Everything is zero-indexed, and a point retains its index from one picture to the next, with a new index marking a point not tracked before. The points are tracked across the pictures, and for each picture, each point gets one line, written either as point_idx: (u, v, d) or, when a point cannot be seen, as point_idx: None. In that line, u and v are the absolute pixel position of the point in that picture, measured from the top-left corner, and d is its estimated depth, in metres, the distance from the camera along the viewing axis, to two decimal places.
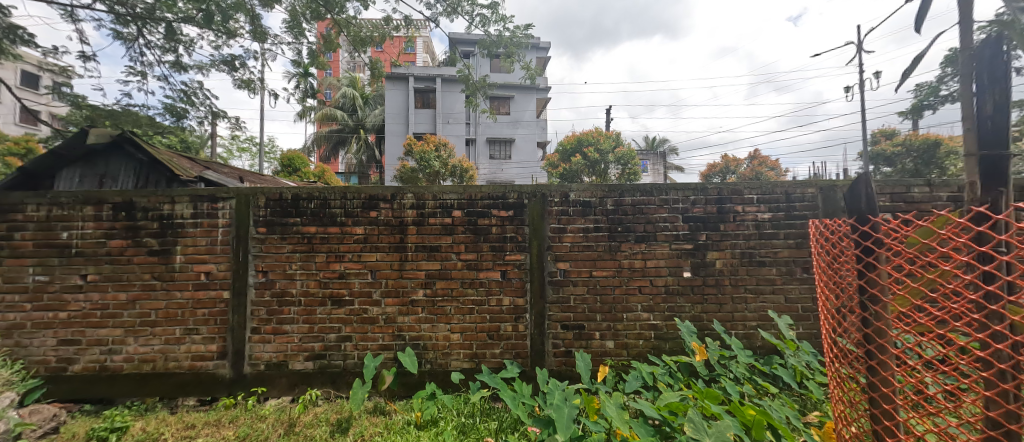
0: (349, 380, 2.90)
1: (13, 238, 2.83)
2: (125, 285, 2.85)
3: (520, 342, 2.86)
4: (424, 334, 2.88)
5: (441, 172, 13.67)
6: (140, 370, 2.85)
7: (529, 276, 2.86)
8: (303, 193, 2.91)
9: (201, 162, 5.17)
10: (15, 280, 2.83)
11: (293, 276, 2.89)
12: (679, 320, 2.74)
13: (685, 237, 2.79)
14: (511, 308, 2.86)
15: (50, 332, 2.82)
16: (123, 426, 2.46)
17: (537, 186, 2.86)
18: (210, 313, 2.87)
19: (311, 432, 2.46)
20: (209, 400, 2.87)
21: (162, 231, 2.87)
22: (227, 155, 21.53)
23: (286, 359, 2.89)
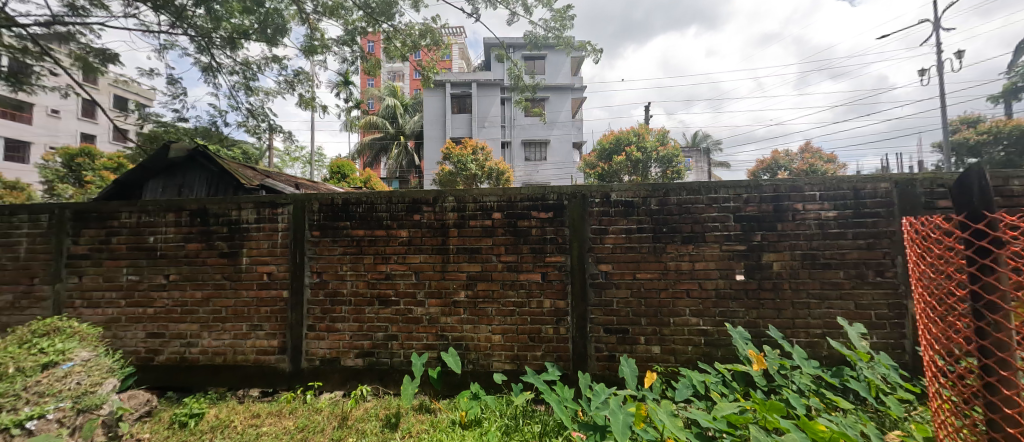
0: (395, 377, 3.01)
1: (111, 242, 3.22)
2: (201, 284, 3.15)
3: (561, 345, 2.83)
4: (466, 334, 2.93)
5: (479, 175, 13.86)
6: (213, 362, 3.13)
7: (570, 278, 2.82)
8: (353, 198, 3.07)
9: (261, 171, 5.62)
10: (113, 279, 3.21)
11: (344, 277, 3.06)
12: (731, 325, 2.60)
13: (737, 238, 2.63)
14: (552, 310, 2.84)
15: (141, 326, 3.17)
16: (200, 413, 2.71)
17: (577, 187, 2.81)
18: (272, 311, 3.10)
19: (363, 426, 2.59)
20: (271, 392, 3.09)
21: (231, 235, 3.14)
22: (282, 164, 23.32)
23: (339, 355, 3.05)
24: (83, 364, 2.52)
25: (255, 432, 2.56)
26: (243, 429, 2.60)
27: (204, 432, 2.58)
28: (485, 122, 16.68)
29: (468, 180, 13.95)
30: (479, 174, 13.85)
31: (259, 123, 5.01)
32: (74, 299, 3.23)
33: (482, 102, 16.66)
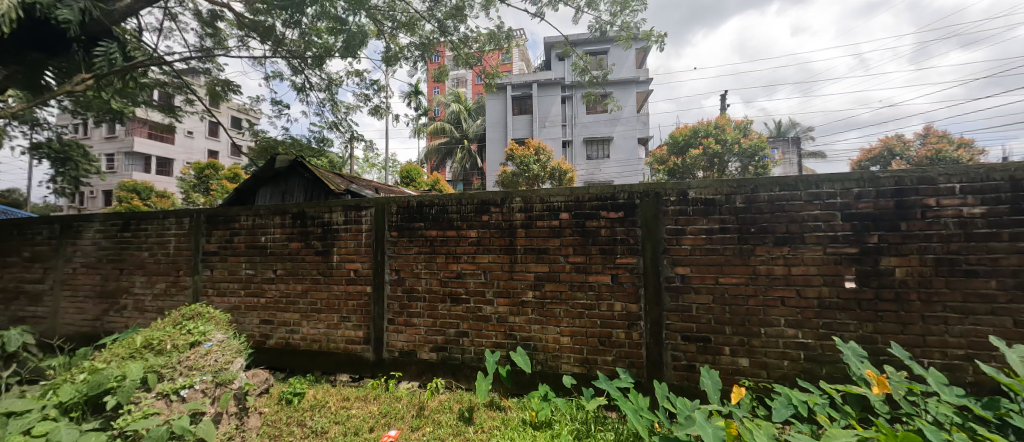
0: (467, 372, 3.11)
1: (233, 241, 3.79)
2: (301, 278, 3.55)
3: (633, 351, 2.70)
4: (534, 335, 2.93)
5: (541, 175, 13.86)
6: (311, 347, 3.51)
7: (643, 281, 2.68)
8: (427, 201, 3.24)
9: (347, 177, 6.20)
10: (234, 272, 3.76)
11: (420, 275, 3.24)
12: (840, 340, 2.26)
13: (847, 239, 2.29)
14: (624, 314, 2.72)
15: (256, 313, 3.68)
16: (302, 393, 3.06)
17: (650, 184, 2.66)
18: (358, 304, 3.39)
19: (439, 418, 2.71)
20: (358, 378, 3.38)
21: (324, 235, 3.50)
22: (361, 171, 25.57)
23: (416, 348, 3.24)
24: (219, 344, 2.97)
25: (346, 414, 2.82)
26: (336, 410, 2.88)
27: (306, 410, 2.91)
28: (545, 122, 16.57)
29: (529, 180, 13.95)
30: (540, 175, 13.86)
31: (343, 133, 5.55)
32: (207, 288, 3.85)
33: (543, 102, 16.57)
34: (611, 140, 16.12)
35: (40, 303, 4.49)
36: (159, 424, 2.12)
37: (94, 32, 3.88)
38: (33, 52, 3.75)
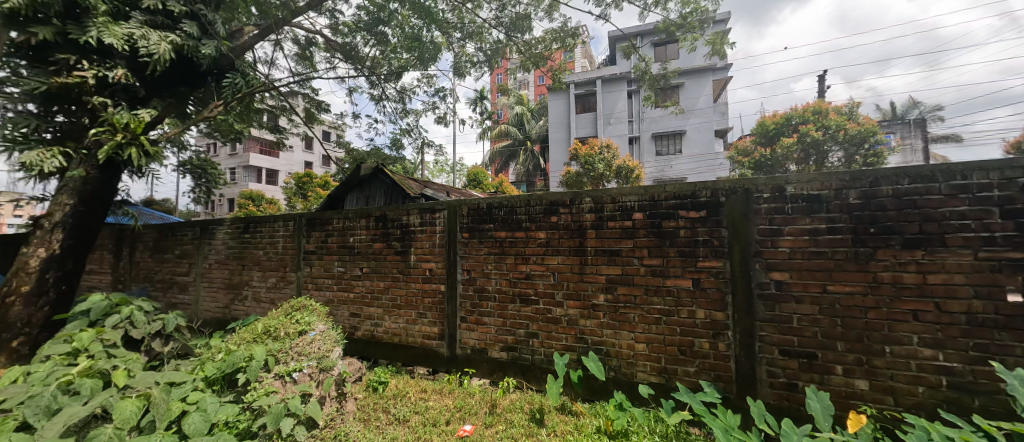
0: (538, 374, 3.09)
1: (327, 241, 4.21)
2: (383, 276, 3.82)
3: (720, 363, 2.45)
4: (606, 339, 2.81)
5: (606, 174, 13.32)
6: (392, 340, 3.77)
7: (730, 286, 2.42)
8: (496, 202, 3.28)
9: (421, 181, 6.60)
10: (328, 269, 4.18)
11: (490, 275, 3.29)
12: (1000, 366, 1.82)
13: (1011, 242, 1.84)
14: (708, 322, 2.48)
15: (346, 307, 4.05)
16: (386, 382, 3.29)
17: (738, 180, 2.40)
18: (433, 302, 3.56)
19: (511, 417, 2.72)
20: (433, 372, 3.55)
21: (403, 236, 3.73)
22: (432, 175, 27.02)
23: (487, 346, 3.30)
24: (321, 334, 3.32)
25: (425, 405, 2.97)
26: (416, 401, 3.04)
27: (391, 398, 3.11)
28: (611, 119, 15.95)
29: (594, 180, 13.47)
30: (605, 173, 13.32)
31: (416, 140, 5.90)
32: (306, 283, 4.34)
33: (608, 99, 15.99)
34: (683, 134, 14.95)
35: (185, 292, 5.44)
36: (277, 402, 2.41)
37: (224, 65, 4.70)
38: (179, 86, 4.52)
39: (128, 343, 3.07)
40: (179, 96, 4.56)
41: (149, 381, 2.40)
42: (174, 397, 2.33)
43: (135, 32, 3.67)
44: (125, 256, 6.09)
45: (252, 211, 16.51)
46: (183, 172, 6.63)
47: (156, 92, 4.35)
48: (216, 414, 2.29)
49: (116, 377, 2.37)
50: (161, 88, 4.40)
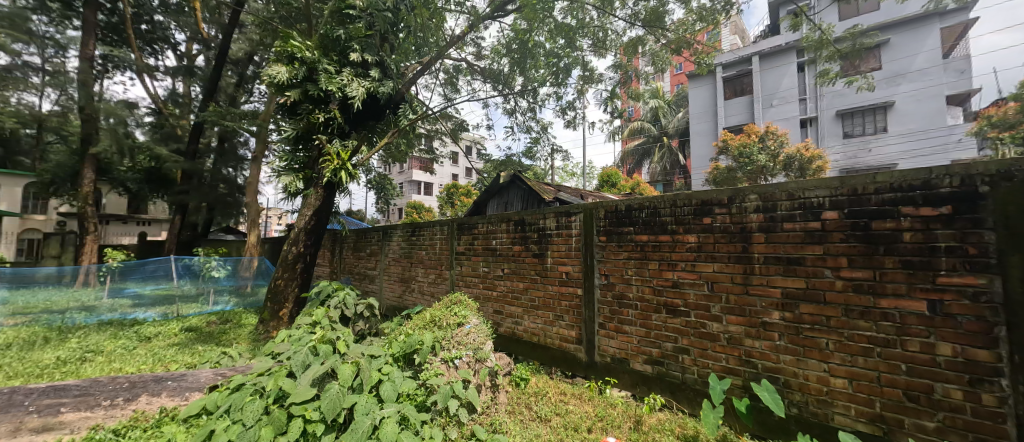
0: (691, 396, 2.67)
1: (473, 244, 4.64)
2: (523, 276, 3.99)
3: (985, 425, 1.68)
4: (784, 367, 2.24)
5: (769, 165, 11.04)
6: (532, 339, 3.89)
7: (1006, 316, 1.63)
8: (636, 203, 3.01)
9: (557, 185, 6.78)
10: (474, 269, 4.60)
11: (630, 281, 3.04)
12: None
13: None
14: (959, 362, 1.73)
15: (490, 304, 4.38)
16: (527, 378, 3.38)
17: (1010, 158, 1.61)
18: (571, 305, 3.51)
19: (658, 437, 2.42)
20: (572, 376, 3.50)
21: (540, 239, 3.82)
22: (561, 179, 27.42)
23: (628, 357, 3.06)
24: (476, 327, 3.55)
25: (565, 407, 2.92)
26: (556, 401, 3.04)
27: (530, 394, 3.22)
28: (774, 100, 13.15)
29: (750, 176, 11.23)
30: (767, 163, 11.05)
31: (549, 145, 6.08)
32: (458, 280, 4.83)
33: (768, 79, 13.28)
34: (891, 107, 11.31)
35: (373, 282, 6.68)
36: (444, 384, 2.68)
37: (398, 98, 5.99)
38: (369, 121, 5.94)
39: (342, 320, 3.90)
40: (370, 129, 5.95)
41: (358, 351, 2.87)
42: (373, 368, 2.71)
43: (341, 83, 5.09)
44: (335, 253, 7.89)
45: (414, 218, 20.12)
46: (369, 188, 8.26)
47: (356, 128, 5.78)
48: (401, 386, 2.59)
49: (338, 346, 2.91)
50: (359, 124, 5.84)
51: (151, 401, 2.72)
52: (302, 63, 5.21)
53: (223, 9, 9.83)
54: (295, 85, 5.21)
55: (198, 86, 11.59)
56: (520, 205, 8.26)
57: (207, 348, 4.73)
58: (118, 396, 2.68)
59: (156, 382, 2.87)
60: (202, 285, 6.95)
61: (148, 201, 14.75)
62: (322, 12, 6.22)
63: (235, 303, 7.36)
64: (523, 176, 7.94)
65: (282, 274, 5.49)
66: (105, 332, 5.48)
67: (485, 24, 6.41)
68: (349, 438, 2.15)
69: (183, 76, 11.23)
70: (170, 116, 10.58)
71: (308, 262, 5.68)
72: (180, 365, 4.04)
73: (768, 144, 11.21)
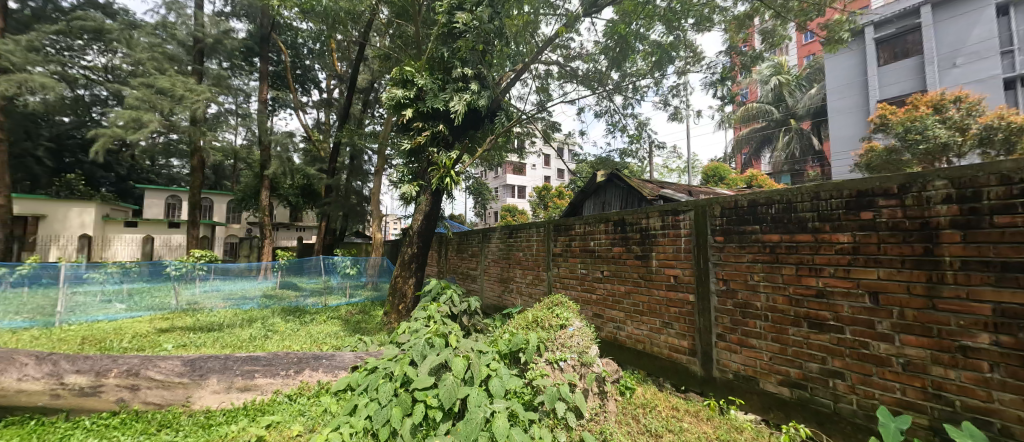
0: (848, 432, 2.12)
1: (570, 246, 4.53)
2: (624, 280, 3.73)
3: None
4: (1002, 411, 1.62)
5: (953, 141, 8.20)
6: (636, 347, 3.60)
7: None
8: (761, 198, 2.54)
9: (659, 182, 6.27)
10: (572, 271, 4.49)
11: (756, 289, 2.58)
12: None
13: None
14: None
15: (588, 307, 4.21)
16: (633, 388, 3.11)
17: None
18: (680, 313, 3.15)
19: None
20: (684, 390, 3.12)
21: (643, 240, 3.53)
22: (662, 176, 25.67)
23: (756, 375, 2.60)
24: (579, 330, 3.35)
25: (679, 424, 2.59)
26: (668, 417, 2.72)
27: (637, 406, 2.94)
28: (957, 58, 10.19)
29: (924, 159, 8.65)
30: (951, 138, 8.19)
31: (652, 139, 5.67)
32: (555, 282, 4.76)
33: (947, 31, 10.36)
34: None
35: (474, 282, 7.00)
36: (550, 385, 2.56)
37: (496, 106, 6.24)
38: (470, 131, 6.21)
39: (452, 316, 4.09)
40: (471, 138, 6.23)
41: (468, 346, 2.90)
42: (482, 363, 2.72)
43: (445, 99, 5.42)
44: (442, 254, 8.49)
45: (510, 221, 20.91)
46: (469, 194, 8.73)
47: (458, 138, 6.10)
48: (509, 383, 2.55)
49: (450, 340, 3.00)
50: (461, 133, 6.15)
51: (313, 374, 3.25)
52: (414, 85, 5.67)
53: (353, 47, 11.45)
54: (408, 105, 5.68)
55: (335, 114, 13.65)
56: (618, 204, 7.87)
57: (346, 334, 5.47)
58: (290, 368, 3.22)
59: (314, 360, 3.37)
60: (343, 280, 8.22)
61: (302, 211, 17.95)
62: (430, 35, 6.72)
63: (366, 296, 8.46)
64: (620, 174, 7.61)
65: (400, 272, 6.09)
66: (277, 316, 6.75)
67: (579, 24, 6.21)
68: (466, 430, 2.20)
69: (325, 107, 13.34)
70: (316, 141, 12.66)
71: (421, 261, 6.22)
72: (328, 347, 4.74)
73: (949, 115, 8.41)
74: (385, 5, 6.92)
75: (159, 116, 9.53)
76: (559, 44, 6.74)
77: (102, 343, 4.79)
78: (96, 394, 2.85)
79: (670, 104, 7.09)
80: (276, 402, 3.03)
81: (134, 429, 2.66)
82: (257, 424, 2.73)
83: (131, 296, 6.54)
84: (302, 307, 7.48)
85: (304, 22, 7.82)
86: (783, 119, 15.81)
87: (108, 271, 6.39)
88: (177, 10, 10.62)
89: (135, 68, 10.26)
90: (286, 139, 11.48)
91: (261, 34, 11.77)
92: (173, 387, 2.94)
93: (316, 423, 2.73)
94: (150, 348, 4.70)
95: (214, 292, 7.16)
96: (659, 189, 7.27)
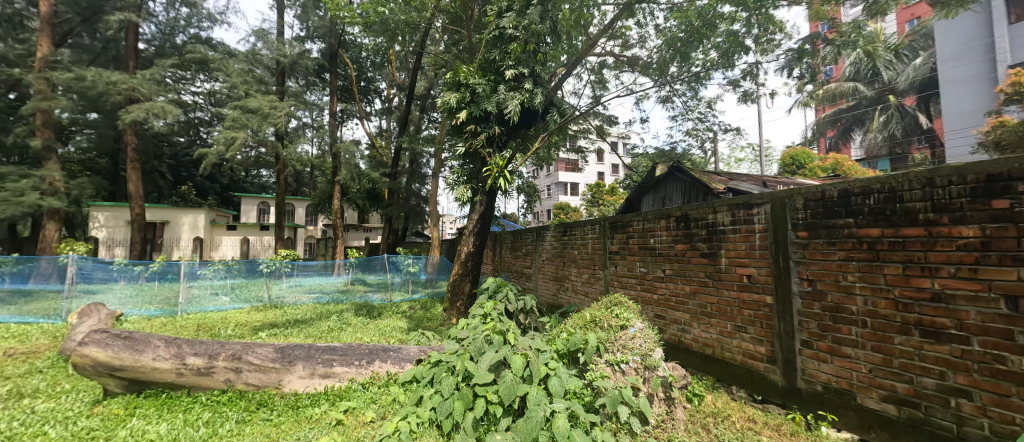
0: None
1: (628, 243, 4.31)
2: (689, 279, 3.46)
3: None
4: None
5: None
6: (704, 352, 3.31)
7: None
8: (855, 187, 2.18)
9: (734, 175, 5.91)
10: (630, 269, 4.27)
11: (850, 291, 2.22)
12: None
13: None
14: None
15: (649, 307, 3.97)
16: (702, 395, 2.86)
17: None
18: (756, 315, 2.83)
19: None
20: (762, 401, 2.81)
21: (710, 236, 3.24)
22: (729, 167, 23.81)
23: (852, 389, 2.24)
24: (641, 331, 3.14)
25: (757, 438, 2.33)
26: (743, 430, 2.45)
27: (707, 416, 2.69)
28: None
29: None
30: None
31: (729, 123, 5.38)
32: (613, 280, 4.56)
33: None
34: None
35: (530, 280, 6.95)
36: (612, 387, 2.42)
37: (550, 101, 6.17)
38: (523, 129, 6.15)
39: (509, 313, 4.06)
40: (524, 136, 6.20)
41: (526, 344, 2.82)
42: (540, 361, 2.63)
43: (500, 99, 5.42)
44: (496, 253, 8.57)
45: (563, 219, 20.70)
46: (522, 193, 8.70)
47: (511, 137, 6.07)
48: (569, 383, 2.46)
49: (508, 337, 2.93)
50: (515, 132, 6.11)
51: (383, 365, 3.40)
52: (467, 87, 5.75)
53: (410, 57, 12.05)
54: (462, 108, 5.76)
55: (395, 121, 14.43)
56: (680, 199, 7.38)
57: (411, 329, 5.73)
58: (363, 358, 3.41)
59: (384, 352, 3.53)
60: (405, 277, 8.61)
61: (368, 213, 19.24)
62: (483, 39, 6.81)
63: (425, 292, 8.77)
64: (683, 166, 7.12)
65: (458, 270, 6.23)
66: (349, 310, 7.26)
67: (637, 11, 5.91)
68: (526, 428, 2.16)
69: (386, 115, 14.13)
70: (379, 147, 13.47)
71: (478, 260, 6.31)
72: (394, 340, 4.99)
73: None
74: (441, 15, 7.15)
75: (250, 132, 10.70)
76: (613, 36, 6.48)
77: (211, 330, 5.49)
78: (209, 374, 3.21)
79: (740, 85, 6.52)
80: (351, 389, 3.23)
81: (238, 406, 3.06)
82: (336, 408, 2.93)
83: (232, 289, 7.38)
84: (370, 303, 7.97)
85: (368, 38, 8.33)
86: (878, 95, 13.81)
87: (214, 268, 7.28)
88: (263, 37, 11.85)
89: (232, 91, 11.62)
90: (354, 146, 12.33)
91: (331, 52, 12.78)
92: (267, 370, 3.24)
93: (386, 411, 2.87)
94: (248, 336, 5.30)
95: (298, 287, 7.88)
96: (729, 181, 6.67)
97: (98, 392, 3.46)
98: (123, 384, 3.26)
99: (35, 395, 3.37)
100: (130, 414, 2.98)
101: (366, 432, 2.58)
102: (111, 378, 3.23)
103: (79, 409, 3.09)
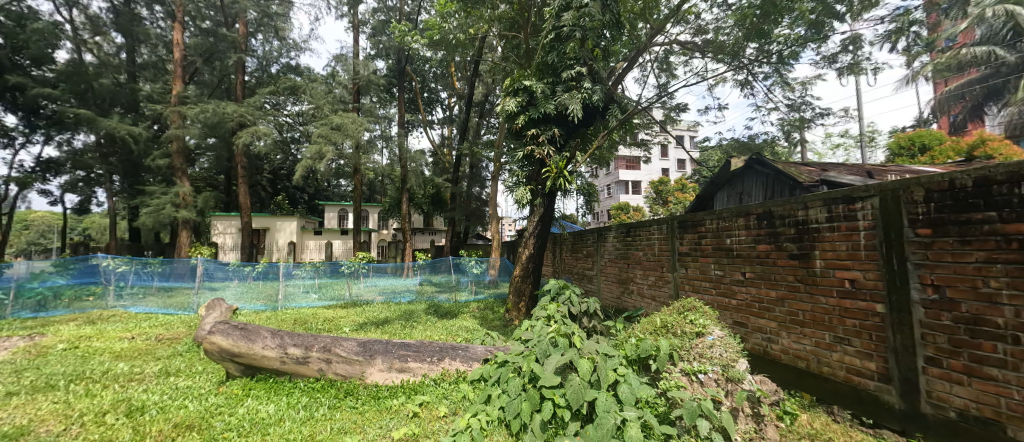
0: None
1: (700, 244, 4.01)
2: (775, 284, 3.11)
3: None
4: None
5: None
6: (796, 365, 2.94)
7: None
8: (1001, 174, 1.78)
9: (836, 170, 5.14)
10: (703, 272, 3.95)
11: (995, 300, 1.81)
12: None
13: None
14: None
15: (728, 314, 3.63)
16: (796, 414, 2.52)
17: None
18: (861, 326, 2.45)
19: None
20: (873, 425, 2.41)
21: (799, 236, 2.88)
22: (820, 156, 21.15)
23: (1000, 419, 1.83)
24: (720, 340, 2.87)
25: None
26: None
27: (804, 437, 2.36)
28: None
29: None
30: None
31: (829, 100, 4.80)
32: (683, 284, 4.27)
33: None
34: None
35: (591, 282, 6.80)
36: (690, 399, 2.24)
37: (610, 99, 5.98)
38: (583, 129, 6.00)
39: (572, 316, 3.97)
40: (583, 136, 6.05)
41: (593, 348, 2.71)
42: (609, 366, 2.51)
43: (560, 102, 5.34)
44: (557, 254, 8.51)
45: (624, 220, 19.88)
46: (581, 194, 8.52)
47: (570, 137, 5.93)
48: (640, 391, 2.33)
49: (574, 340, 2.84)
50: (575, 132, 5.99)
51: (452, 363, 3.52)
52: (525, 92, 5.75)
53: (468, 66, 12.45)
54: (521, 112, 5.77)
55: (456, 128, 14.99)
56: (761, 194, 6.67)
57: (477, 329, 5.89)
58: (434, 355, 3.56)
59: (453, 350, 3.65)
60: (470, 279, 8.88)
61: (433, 217, 20.23)
62: (539, 42, 6.77)
63: (488, 293, 8.95)
64: (763, 158, 6.41)
65: (519, 272, 6.26)
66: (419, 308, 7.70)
67: None
68: (596, 434, 2.09)
69: (448, 123, 14.75)
70: (442, 155, 14.11)
71: (538, 262, 6.28)
72: (460, 339, 5.17)
73: None
74: (498, 24, 7.27)
75: (333, 146, 11.83)
76: (678, 23, 6.09)
77: (305, 324, 6.16)
78: (305, 363, 3.58)
79: (838, 60, 5.73)
80: (424, 384, 3.40)
81: (330, 393, 3.38)
82: (413, 401, 3.10)
83: (319, 288, 8.17)
84: (438, 302, 8.37)
85: (430, 52, 8.73)
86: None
87: (305, 269, 8.12)
88: (341, 60, 13.06)
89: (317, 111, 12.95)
90: (419, 155, 13.06)
91: (398, 68, 13.65)
92: (352, 362, 3.52)
93: (458, 407, 2.96)
94: (335, 330, 5.87)
95: (373, 286, 8.48)
96: (821, 172, 5.90)
97: (221, 374, 4.04)
98: (240, 368, 3.76)
99: (178, 374, 4.04)
100: (246, 394, 3.44)
101: (441, 426, 2.67)
102: (231, 362, 3.74)
103: (209, 388, 3.63)
